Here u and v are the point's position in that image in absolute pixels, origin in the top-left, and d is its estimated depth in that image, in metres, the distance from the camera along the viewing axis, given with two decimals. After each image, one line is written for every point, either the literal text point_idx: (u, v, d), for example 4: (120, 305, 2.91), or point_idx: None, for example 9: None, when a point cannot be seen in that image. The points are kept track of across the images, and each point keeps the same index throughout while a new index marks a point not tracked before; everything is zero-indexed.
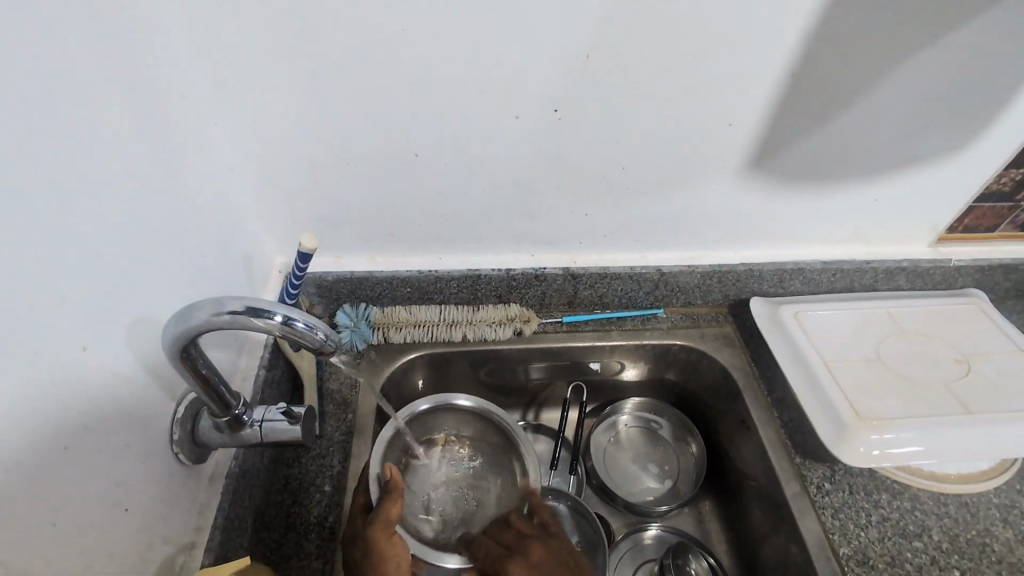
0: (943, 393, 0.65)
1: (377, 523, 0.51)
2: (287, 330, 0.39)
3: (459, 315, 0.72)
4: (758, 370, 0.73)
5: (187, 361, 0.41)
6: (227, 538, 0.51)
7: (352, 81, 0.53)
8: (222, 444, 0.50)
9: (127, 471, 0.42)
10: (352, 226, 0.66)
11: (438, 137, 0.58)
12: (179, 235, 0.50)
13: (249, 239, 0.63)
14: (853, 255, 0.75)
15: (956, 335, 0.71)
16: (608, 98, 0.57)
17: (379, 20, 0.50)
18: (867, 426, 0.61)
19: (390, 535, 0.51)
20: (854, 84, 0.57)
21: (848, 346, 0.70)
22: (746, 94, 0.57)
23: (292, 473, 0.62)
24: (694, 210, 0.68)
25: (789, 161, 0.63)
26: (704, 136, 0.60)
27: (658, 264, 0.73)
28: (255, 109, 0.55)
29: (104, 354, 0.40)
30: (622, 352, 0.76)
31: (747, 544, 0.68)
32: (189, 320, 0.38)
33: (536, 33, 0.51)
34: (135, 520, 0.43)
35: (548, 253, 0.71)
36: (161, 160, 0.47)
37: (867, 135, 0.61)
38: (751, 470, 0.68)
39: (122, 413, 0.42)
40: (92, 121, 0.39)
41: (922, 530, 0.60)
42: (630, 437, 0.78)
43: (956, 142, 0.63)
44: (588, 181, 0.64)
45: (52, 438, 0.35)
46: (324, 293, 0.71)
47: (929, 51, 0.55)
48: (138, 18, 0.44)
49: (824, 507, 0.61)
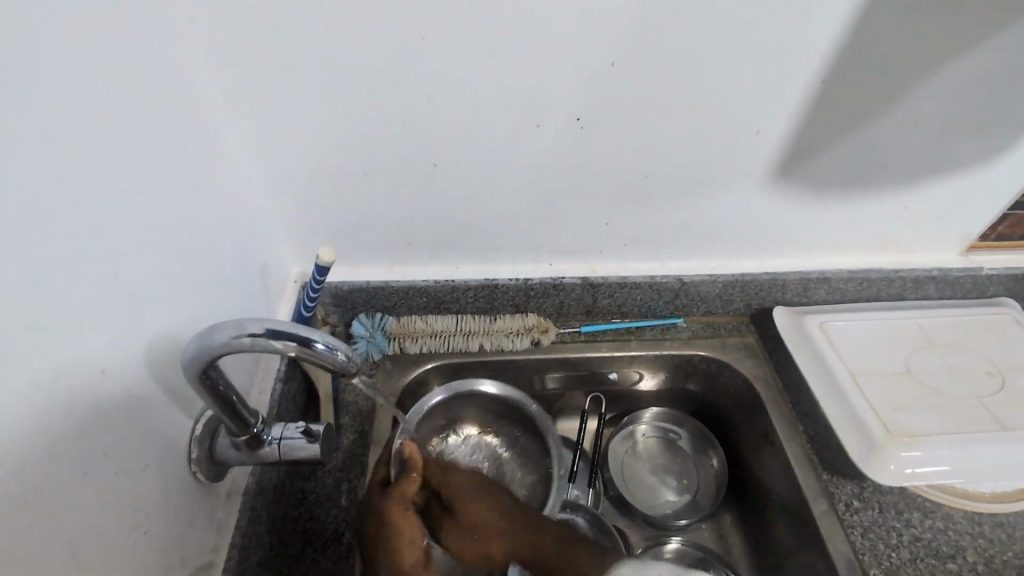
0: (977, 409, 0.62)
1: (394, 501, 0.54)
2: (307, 353, 0.38)
3: (476, 324, 0.71)
4: (781, 382, 0.71)
5: (207, 382, 0.41)
6: (245, 557, 0.50)
7: (373, 89, 0.53)
8: (240, 462, 0.50)
9: (146, 492, 0.41)
10: (370, 236, 0.65)
11: (456, 146, 0.57)
12: (195, 249, 0.49)
13: (265, 250, 0.62)
14: (880, 264, 0.73)
15: (989, 347, 0.69)
16: (634, 107, 0.55)
17: (401, 30, 0.49)
18: (898, 443, 0.59)
19: (406, 514, 0.54)
20: (886, 92, 0.55)
21: (876, 359, 0.68)
22: (775, 101, 0.55)
23: (308, 487, 0.62)
24: (719, 218, 0.66)
25: (816, 169, 0.62)
26: (731, 144, 0.59)
27: (679, 273, 0.71)
28: (275, 119, 0.54)
29: (122, 374, 0.39)
30: (641, 363, 0.75)
31: (770, 561, 0.66)
32: (209, 342, 0.38)
33: (558, 43, 0.50)
34: (153, 542, 0.42)
35: (567, 262, 0.70)
36: (175, 174, 0.46)
37: (898, 142, 0.59)
38: (775, 485, 0.67)
39: (141, 434, 0.41)
40: (110, 137, 0.38)
41: (956, 551, 0.59)
42: (649, 448, 0.76)
43: (994, 149, 0.61)
44: (608, 190, 0.63)
45: (70, 463, 0.34)
46: (339, 303, 0.70)
47: (967, 56, 0.53)
48: (156, 30, 0.44)
49: (853, 526, 0.60)
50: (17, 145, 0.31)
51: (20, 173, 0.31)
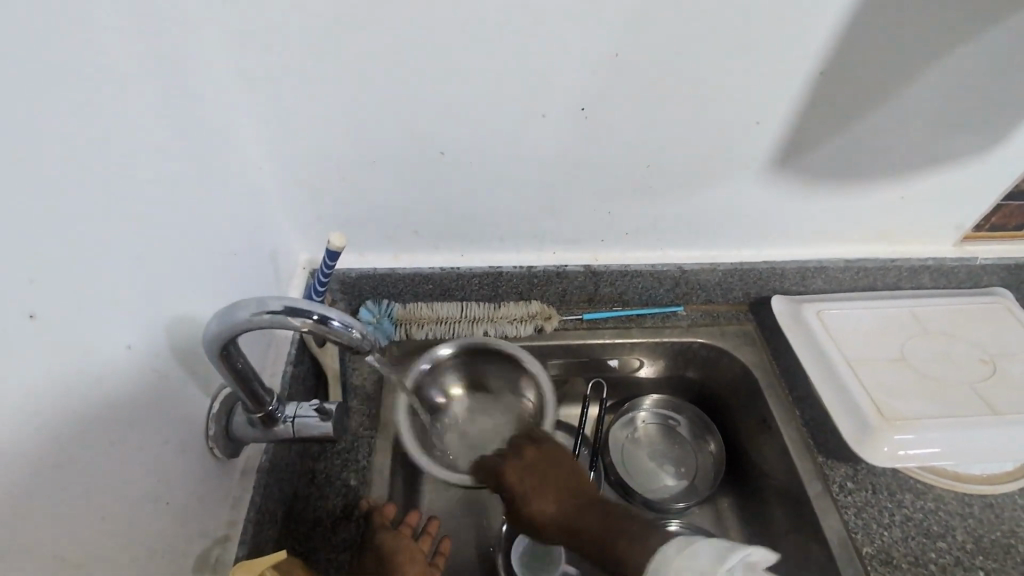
0: (969, 394, 0.64)
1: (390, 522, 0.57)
2: (324, 329, 0.40)
3: (480, 312, 0.73)
4: (779, 369, 0.73)
5: (226, 359, 0.42)
6: (258, 532, 0.52)
7: (382, 78, 0.54)
8: (255, 440, 0.51)
9: (167, 465, 0.43)
10: (377, 224, 0.67)
11: (461, 135, 0.59)
12: (208, 233, 0.50)
13: (274, 238, 0.64)
14: (877, 253, 0.75)
15: (984, 334, 0.70)
16: (638, 97, 0.57)
17: (409, 20, 0.50)
18: (891, 426, 0.61)
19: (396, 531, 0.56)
20: (882, 85, 0.56)
21: (871, 346, 0.69)
22: (774, 93, 0.57)
23: (318, 468, 0.64)
24: (718, 208, 0.68)
25: (813, 160, 0.63)
26: (730, 135, 0.60)
27: (679, 262, 0.73)
28: (286, 107, 0.55)
29: (144, 352, 0.41)
30: (641, 350, 0.76)
31: (767, 542, 0.68)
32: (232, 320, 0.39)
33: (564, 34, 0.51)
34: (174, 514, 0.44)
35: (570, 250, 0.72)
36: (191, 162, 0.47)
37: (896, 134, 0.61)
38: (772, 468, 0.68)
39: (161, 410, 0.43)
40: (131, 123, 0.40)
41: (945, 531, 0.60)
42: (649, 434, 0.78)
43: (987, 141, 0.63)
44: (609, 180, 0.64)
45: (98, 432, 0.36)
46: (347, 290, 0.71)
47: (957, 53, 0.54)
48: (171, 22, 0.45)
49: (847, 506, 0.62)
50: (24, 141, 0.31)
51: (28, 167, 0.31)
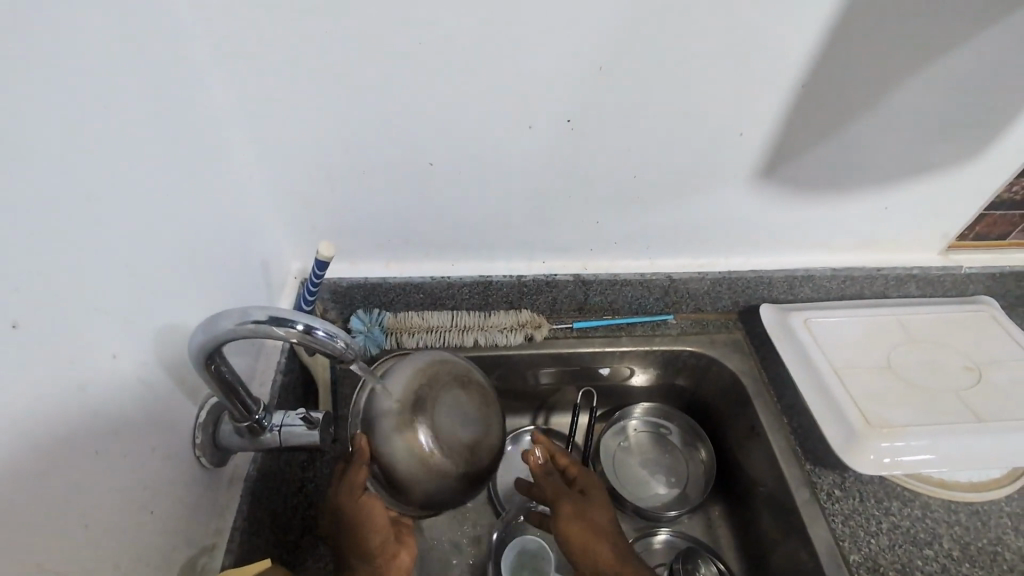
0: (954, 401, 0.65)
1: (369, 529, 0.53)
2: (307, 338, 0.40)
3: (471, 320, 0.73)
4: (768, 377, 0.74)
5: (211, 368, 0.43)
6: (246, 541, 0.52)
7: (370, 90, 0.55)
8: (242, 448, 0.51)
9: (153, 474, 0.43)
10: (368, 234, 0.68)
11: (450, 148, 0.60)
12: (198, 243, 0.51)
13: (265, 248, 0.64)
14: (863, 263, 0.75)
15: (969, 343, 0.71)
16: (622, 112, 0.58)
17: (398, 36, 0.51)
18: (877, 433, 0.61)
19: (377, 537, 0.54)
20: (862, 98, 0.58)
21: (858, 355, 0.70)
22: (755, 106, 0.58)
23: (307, 477, 0.64)
24: (704, 218, 0.69)
25: (796, 170, 0.64)
26: (714, 146, 0.61)
27: (667, 271, 0.73)
28: (277, 120, 0.56)
29: (130, 361, 0.41)
30: (631, 359, 0.77)
31: (756, 549, 0.68)
32: (217, 329, 0.40)
33: (549, 49, 0.53)
34: (159, 523, 0.44)
35: (558, 260, 0.73)
36: (181, 173, 0.48)
37: (876, 146, 0.62)
38: (761, 476, 0.69)
39: (147, 419, 0.43)
40: (121, 134, 0.40)
41: (932, 538, 0.61)
42: (640, 442, 0.78)
43: (968, 151, 0.64)
44: (597, 190, 0.65)
45: (83, 444, 0.36)
46: (338, 299, 0.72)
47: (935, 66, 0.55)
48: (162, 36, 0.46)
49: (834, 514, 0.62)
50: (14, 152, 0.31)
51: (14, 177, 0.31)
